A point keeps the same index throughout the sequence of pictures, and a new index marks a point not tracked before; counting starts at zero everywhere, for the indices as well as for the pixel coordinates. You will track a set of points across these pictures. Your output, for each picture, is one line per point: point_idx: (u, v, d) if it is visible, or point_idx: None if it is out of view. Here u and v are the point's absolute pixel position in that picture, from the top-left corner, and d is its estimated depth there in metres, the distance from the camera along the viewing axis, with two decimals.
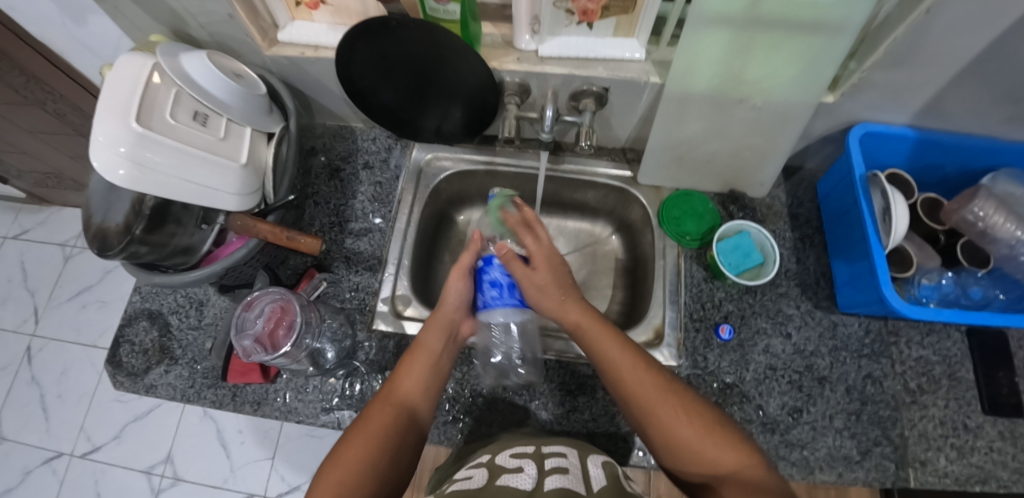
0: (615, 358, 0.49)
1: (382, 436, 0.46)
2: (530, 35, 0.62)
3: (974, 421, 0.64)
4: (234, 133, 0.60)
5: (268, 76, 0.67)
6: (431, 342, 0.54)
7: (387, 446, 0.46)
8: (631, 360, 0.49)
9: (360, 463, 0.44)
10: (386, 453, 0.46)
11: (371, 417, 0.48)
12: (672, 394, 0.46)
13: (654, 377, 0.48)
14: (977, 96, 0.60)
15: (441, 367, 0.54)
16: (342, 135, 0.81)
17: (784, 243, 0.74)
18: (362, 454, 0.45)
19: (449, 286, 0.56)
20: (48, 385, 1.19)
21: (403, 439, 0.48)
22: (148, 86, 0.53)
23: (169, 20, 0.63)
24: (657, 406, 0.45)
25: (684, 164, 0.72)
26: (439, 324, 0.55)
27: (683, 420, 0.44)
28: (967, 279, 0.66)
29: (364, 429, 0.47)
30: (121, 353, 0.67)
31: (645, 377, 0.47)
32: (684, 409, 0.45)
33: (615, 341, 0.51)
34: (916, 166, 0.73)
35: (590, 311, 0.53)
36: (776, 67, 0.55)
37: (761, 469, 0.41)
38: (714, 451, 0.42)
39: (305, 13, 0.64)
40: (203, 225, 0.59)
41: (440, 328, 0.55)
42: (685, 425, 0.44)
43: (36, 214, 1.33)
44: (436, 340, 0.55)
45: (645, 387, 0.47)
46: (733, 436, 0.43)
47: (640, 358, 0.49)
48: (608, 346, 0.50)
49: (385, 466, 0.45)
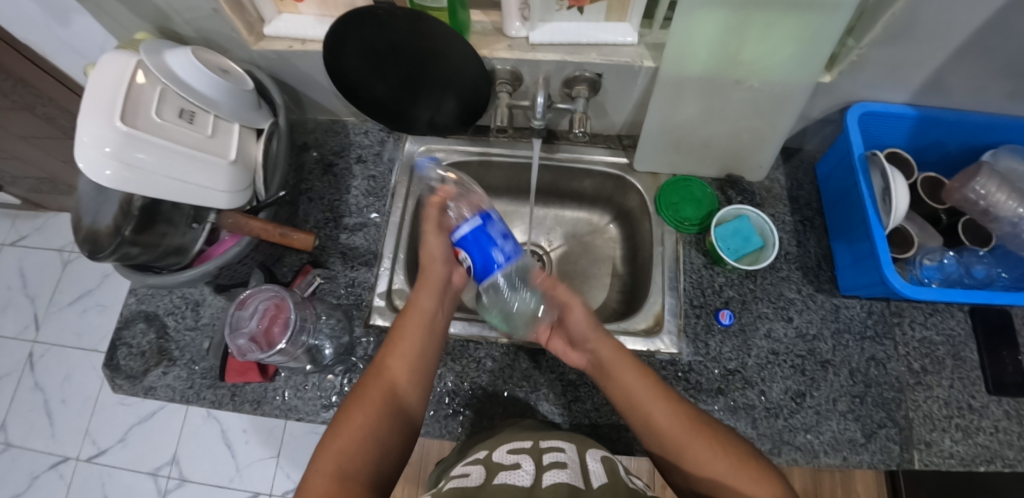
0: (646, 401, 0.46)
1: (382, 406, 0.46)
2: (520, 22, 0.61)
3: (979, 401, 0.63)
4: (222, 129, 0.60)
5: (256, 71, 0.66)
6: (424, 303, 0.53)
7: (387, 416, 0.46)
8: (665, 404, 0.46)
9: (362, 431, 0.44)
10: (385, 421, 0.46)
11: (369, 387, 0.48)
12: (705, 436, 0.43)
13: (683, 420, 0.45)
14: (978, 73, 0.58)
15: (437, 325, 0.54)
16: (335, 130, 0.80)
17: (784, 227, 0.73)
18: (364, 420, 0.45)
19: (429, 242, 0.55)
20: (51, 390, 1.19)
21: (401, 405, 0.47)
22: (133, 84, 0.52)
23: (153, 18, 0.62)
24: (689, 447, 0.43)
25: (682, 149, 0.71)
26: (431, 285, 0.54)
27: (717, 454, 0.42)
28: (970, 258, 0.65)
29: (365, 399, 0.46)
30: (119, 356, 0.67)
31: (671, 422, 0.45)
32: (716, 448, 0.42)
33: (648, 386, 0.47)
34: (916, 145, 0.71)
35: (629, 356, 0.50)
36: (772, 48, 0.54)
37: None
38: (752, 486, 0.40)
39: (292, 6, 0.63)
40: (194, 224, 0.59)
41: (433, 289, 0.54)
42: (721, 466, 0.41)
43: (33, 220, 1.32)
44: (429, 300, 0.53)
45: (679, 429, 0.44)
46: (760, 471, 0.41)
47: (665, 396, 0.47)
48: (642, 395, 0.47)
49: (385, 433, 0.45)
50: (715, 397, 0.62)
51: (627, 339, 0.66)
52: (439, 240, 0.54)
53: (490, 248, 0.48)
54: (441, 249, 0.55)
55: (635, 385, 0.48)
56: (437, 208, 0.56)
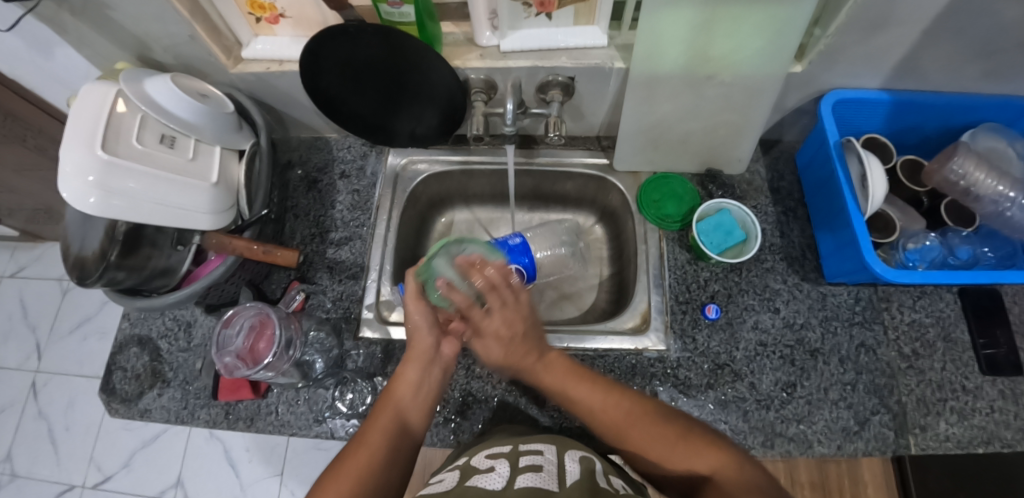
0: (581, 393, 0.50)
1: (385, 434, 0.47)
2: (491, 31, 0.62)
3: (973, 382, 0.63)
4: (203, 152, 0.61)
5: (236, 94, 0.68)
6: (409, 375, 0.52)
7: (393, 436, 0.47)
8: (602, 391, 0.50)
9: (364, 458, 0.44)
10: (389, 445, 0.46)
11: (376, 414, 0.49)
12: (642, 417, 0.47)
13: (621, 407, 0.48)
14: (946, 54, 0.59)
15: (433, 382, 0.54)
16: (318, 146, 0.81)
17: (766, 218, 0.73)
18: (366, 452, 0.45)
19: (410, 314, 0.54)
20: (55, 418, 1.20)
21: (406, 431, 0.49)
22: (113, 113, 0.54)
23: (133, 47, 0.64)
24: (628, 430, 0.46)
25: (659, 147, 0.72)
26: (418, 354, 0.53)
27: (654, 435, 0.45)
28: (953, 239, 0.64)
29: (370, 429, 0.48)
30: (114, 380, 0.67)
31: (611, 409, 0.48)
32: (657, 427, 0.45)
33: (582, 378, 0.51)
34: (894, 129, 0.72)
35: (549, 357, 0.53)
36: (737, 41, 0.55)
37: (737, 465, 0.41)
38: (687, 459, 0.43)
39: (267, 28, 0.65)
40: (179, 246, 0.60)
41: (421, 361, 0.53)
42: (659, 443, 0.45)
43: (31, 251, 1.34)
44: (414, 371, 0.52)
45: (614, 418, 0.48)
46: (702, 440, 0.43)
47: (603, 386, 0.50)
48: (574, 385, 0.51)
49: (388, 457, 0.46)
50: (705, 392, 0.62)
51: (615, 338, 0.67)
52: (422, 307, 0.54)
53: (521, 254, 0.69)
54: (425, 319, 0.54)
55: (565, 377, 0.51)
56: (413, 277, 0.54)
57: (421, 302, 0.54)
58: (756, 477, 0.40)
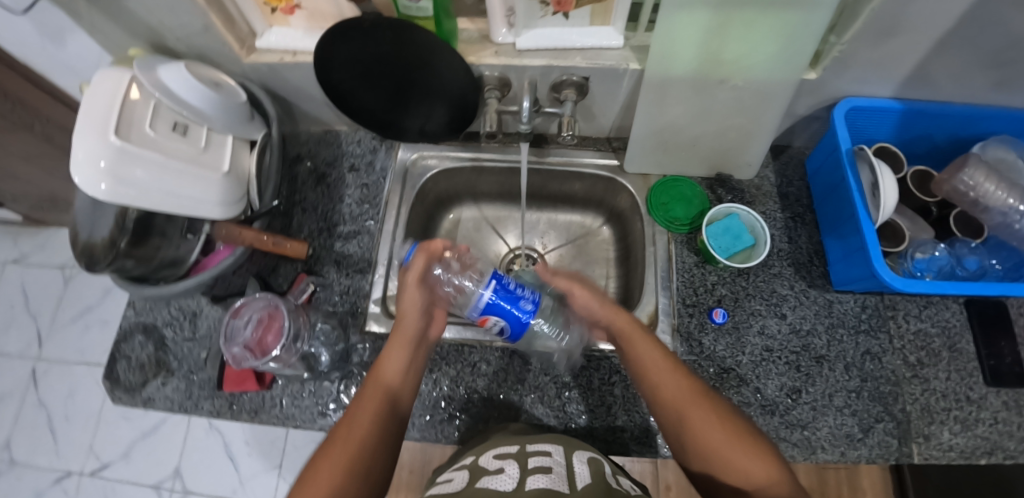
0: (659, 364, 0.50)
1: (372, 428, 0.46)
2: (506, 28, 0.62)
3: (977, 393, 0.63)
4: (215, 142, 0.61)
5: (248, 84, 0.67)
6: (392, 363, 0.52)
7: (380, 426, 0.46)
8: (674, 372, 0.49)
9: (353, 452, 0.43)
10: (376, 435, 0.46)
11: (366, 399, 0.48)
12: (707, 406, 0.46)
13: (690, 388, 0.48)
14: (960, 65, 0.59)
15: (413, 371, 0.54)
16: (327, 140, 0.81)
17: (775, 224, 0.73)
18: (353, 445, 0.44)
19: (404, 295, 0.54)
20: (54, 406, 1.19)
21: (392, 418, 0.48)
22: (126, 99, 0.53)
23: (146, 34, 0.64)
24: (693, 412, 0.46)
25: (669, 150, 0.72)
26: (401, 340, 0.53)
27: (717, 425, 0.44)
28: (961, 249, 0.65)
29: (356, 416, 0.47)
30: (118, 369, 0.67)
31: (680, 387, 0.48)
32: (719, 420, 0.45)
33: (665, 354, 0.51)
34: (904, 138, 0.72)
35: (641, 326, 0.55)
36: (754, 46, 0.55)
37: (792, 486, 0.40)
38: (744, 460, 0.42)
39: (281, 20, 0.65)
40: (189, 235, 0.60)
41: (404, 346, 0.53)
42: (719, 433, 0.44)
43: (34, 237, 1.33)
44: (399, 358, 0.52)
45: (681, 396, 0.47)
46: (764, 448, 0.43)
47: (678, 367, 0.50)
48: (653, 356, 0.51)
49: (376, 450, 0.45)
50: None
51: None
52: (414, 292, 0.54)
53: (518, 300, 0.51)
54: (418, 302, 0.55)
55: (650, 347, 0.52)
56: (423, 257, 0.55)
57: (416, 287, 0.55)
58: None
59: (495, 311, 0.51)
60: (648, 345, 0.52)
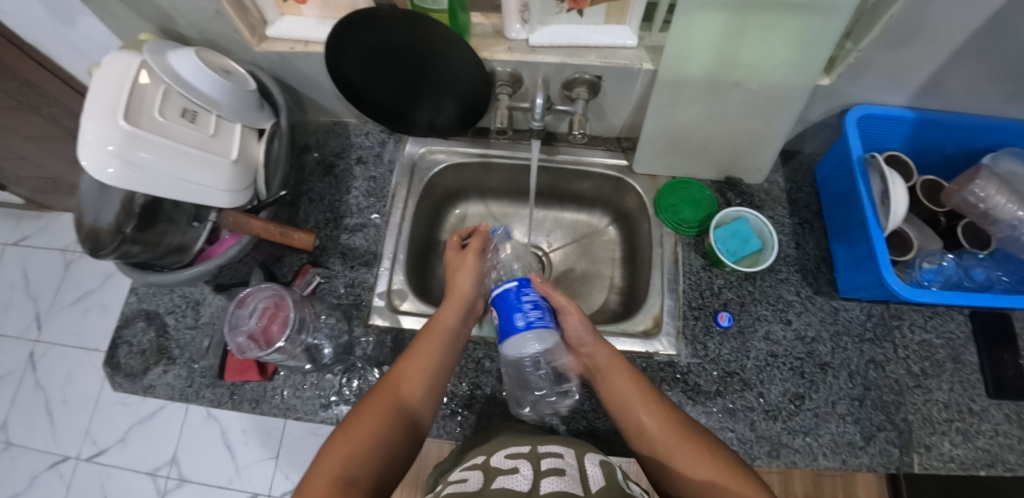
0: (641, 402, 0.49)
1: (378, 428, 0.46)
2: (520, 24, 0.62)
3: (979, 404, 0.63)
4: (223, 129, 0.60)
5: (258, 73, 0.67)
6: (447, 318, 0.56)
7: (388, 431, 0.46)
8: (655, 409, 0.49)
9: (354, 446, 0.43)
10: (385, 437, 0.45)
11: (369, 405, 0.48)
12: (691, 442, 0.46)
13: (672, 425, 0.47)
14: (975, 75, 0.59)
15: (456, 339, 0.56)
16: (336, 131, 0.81)
17: (783, 229, 0.73)
18: (355, 442, 0.44)
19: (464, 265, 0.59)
20: (52, 389, 1.19)
21: (402, 418, 0.48)
22: (136, 84, 0.53)
23: (158, 19, 0.63)
24: (677, 452, 0.45)
25: (680, 151, 0.72)
26: (457, 302, 0.57)
27: (704, 459, 0.44)
28: (969, 261, 0.64)
29: (359, 421, 0.46)
30: (119, 354, 0.67)
31: (663, 425, 0.47)
32: (706, 456, 0.44)
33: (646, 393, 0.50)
34: (915, 148, 0.72)
35: (619, 359, 0.53)
36: (771, 51, 0.54)
37: None
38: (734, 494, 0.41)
39: (293, 8, 0.64)
40: (195, 223, 0.59)
41: (457, 307, 0.57)
42: (707, 468, 0.43)
43: (36, 220, 1.33)
44: (452, 316, 0.56)
45: (664, 435, 0.47)
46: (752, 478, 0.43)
47: (660, 403, 0.50)
48: (632, 395, 0.50)
49: (380, 447, 0.45)
50: (713, 399, 0.62)
51: (625, 340, 0.66)
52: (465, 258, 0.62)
53: (515, 312, 0.49)
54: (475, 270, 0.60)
55: (628, 387, 0.51)
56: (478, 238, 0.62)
57: (470, 251, 0.61)
58: None
59: (496, 305, 0.51)
60: (627, 383, 0.51)
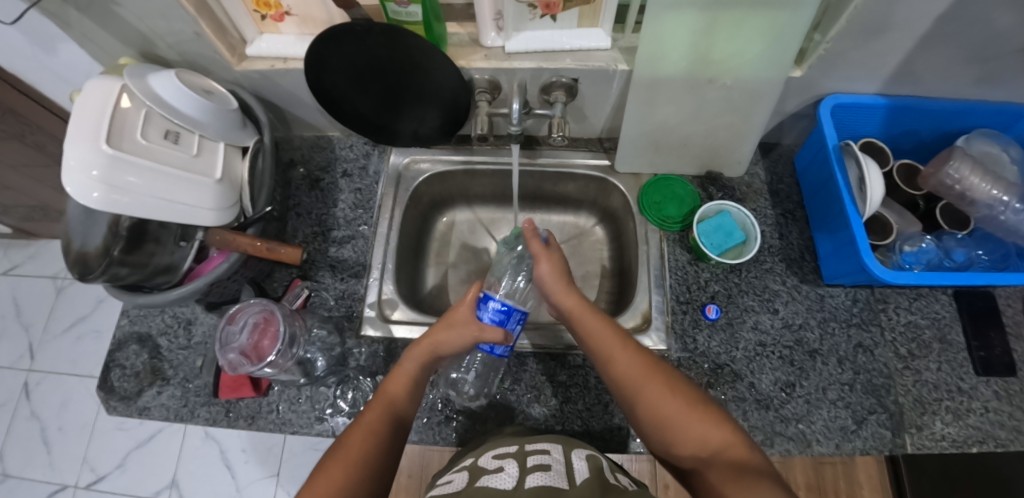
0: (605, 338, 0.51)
1: (368, 439, 0.46)
2: (495, 32, 0.63)
3: (968, 383, 0.64)
4: (207, 148, 0.61)
5: (240, 91, 0.68)
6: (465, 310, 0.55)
7: (375, 453, 0.46)
8: (619, 343, 0.51)
9: (348, 464, 0.44)
10: (366, 480, 0.44)
11: (354, 433, 0.47)
12: (657, 379, 0.47)
13: (643, 362, 0.49)
14: (942, 60, 0.60)
15: (420, 387, 0.54)
16: (320, 145, 0.81)
17: (766, 220, 0.74)
18: (345, 463, 0.44)
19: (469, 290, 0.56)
20: (48, 417, 1.18)
21: (393, 434, 0.48)
22: (117, 107, 0.53)
23: (138, 42, 0.64)
24: (645, 386, 0.46)
25: (661, 149, 0.73)
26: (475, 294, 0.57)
27: (669, 397, 0.45)
28: (948, 241, 0.65)
29: (327, 475, 0.43)
30: (112, 378, 0.67)
31: (634, 362, 0.48)
32: (671, 391, 0.45)
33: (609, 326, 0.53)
34: (890, 134, 0.73)
35: (588, 303, 0.56)
36: (742, 46, 0.55)
37: (748, 446, 0.40)
38: (701, 429, 0.42)
39: (272, 26, 0.65)
40: (183, 242, 0.60)
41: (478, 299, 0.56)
42: (675, 406, 0.44)
43: (24, 249, 1.33)
44: (469, 310, 0.55)
45: (634, 374, 0.48)
46: (717, 414, 0.43)
47: (624, 340, 0.51)
48: (590, 322, 0.53)
49: (374, 467, 0.45)
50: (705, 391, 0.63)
51: None
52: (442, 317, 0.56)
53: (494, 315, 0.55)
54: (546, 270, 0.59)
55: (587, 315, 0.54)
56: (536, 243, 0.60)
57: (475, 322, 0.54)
58: (764, 459, 0.39)
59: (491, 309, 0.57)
60: (596, 322, 0.53)
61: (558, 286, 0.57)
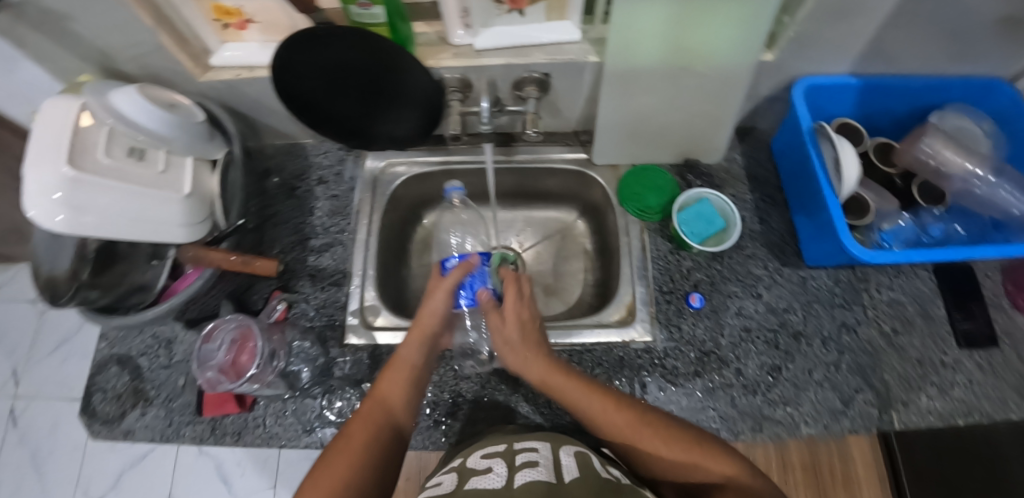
0: (582, 398, 0.49)
1: (370, 437, 0.46)
2: (463, 29, 0.62)
3: (951, 356, 0.64)
4: (174, 164, 0.59)
5: (206, 103, 0.66)
6: (407, 355, 0.54)
7: (376, 449, 0.45)
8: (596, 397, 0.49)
9: (352, 457, 0.44)
10: (367, 472, 0.43)
11: (356, 425, 0.47)
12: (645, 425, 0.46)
13: (628, 413, 0.47)
14: (911, 37, 0.60)
15: (420, 376, 0.54)
16: (295, 153, 0.80)
17: (746, 206, 0.74)
18: (350, 455, 0.44)
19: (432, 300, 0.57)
20: (38, 442, 1.16)
21: (393, 435, 0.48)
22: (77, 127, 0.52)
23: (97, 58, 0.62)
24: (637, 436, 0.45)
25: (638, 139, 0.72)
26: (419, 334, 0.55)
27: (662, 442, 0.44)
28: (925, 218, 0.66)
29: (330, 467, 0.43)
30: (94, 402, 0.66)
31: (619, 417, 0.47)
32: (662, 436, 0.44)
33: (581, 384, 0.50)
34: (866, 113, 0.73)
35: (555, 364, 0.53)
36: (710, 34, 0.55)
37: (749, 472, 0.41)
38: (699, 468, 0.42)
39: (235, 35, 0.64)
40: (154, 261, 0.60)
41: (421, 339, 0.55)
42: (673, 448, 0.43)
43: (2, 273, 1.30)
44: (412, 352, 0.54)
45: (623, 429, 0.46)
46: (712, 446, 0.43)
47: (600, 392, 0.49)
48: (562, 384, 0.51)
49: (373, 464, 0.44)
50: (692, 380, 0.63)
51: (600, 332, 0.67)
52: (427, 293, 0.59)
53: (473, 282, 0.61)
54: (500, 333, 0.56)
55: (556, 377, 0.51)
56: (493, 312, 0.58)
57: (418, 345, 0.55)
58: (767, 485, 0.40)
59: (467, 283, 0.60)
60: (565, 383, 0.50)
61: (522, 356, 0.54)
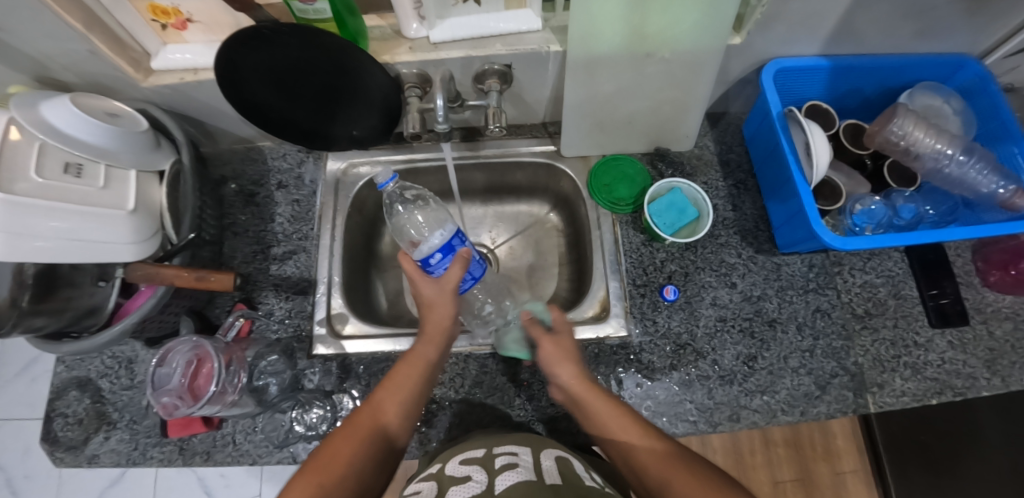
0: (622, 430, 0.45)
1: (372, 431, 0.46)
2: (418, 22, 0.59)
3: (924, 336, 0.64)
4: (115, 178, 0.56)
5: (150, 109, 0.63)
6: (426, 352, 0.52)
7: (373, 444, 0.45)
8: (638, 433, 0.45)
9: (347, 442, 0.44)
10: (358, 463, 0.43)
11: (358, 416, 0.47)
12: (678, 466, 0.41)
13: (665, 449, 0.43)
14: (878, 15, 0.58)
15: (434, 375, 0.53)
16: (252, 157, 0.77)
17: (718, 193, 0.72)
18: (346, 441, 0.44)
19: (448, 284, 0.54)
20: (12, 465, 1.13)
21: (389, 438, 0.47)
22: (5, 141, 0.48)
23: (27, 66, 0.58)
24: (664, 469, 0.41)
25: (605, 129, 0.70)
26: (435, 331, 0.53)
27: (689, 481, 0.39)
28: (896, 199, 0.65)
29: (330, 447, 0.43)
30: (55, 428, 0.63)
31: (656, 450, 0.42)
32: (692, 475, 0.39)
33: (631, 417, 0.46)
34: (835, 95, 0.72)
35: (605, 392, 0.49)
36: (674, 19, 0.53)
37: None
38: None
39: (175, 35, 0.60)
40: (101, 282, 0.56)
41: (437, 340, 0.53)
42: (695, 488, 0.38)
43: None
44: (432, 350, 0.52)
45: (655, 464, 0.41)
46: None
47: (642, 427, 0.45)
48: (606, 413, 0.47)
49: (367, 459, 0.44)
50: (669, 373, 0.62)
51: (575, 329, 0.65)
52: (427, 282, 0.54)
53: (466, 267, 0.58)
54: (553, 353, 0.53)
55: (604, 402, 0.48)
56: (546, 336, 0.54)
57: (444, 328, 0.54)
58: None
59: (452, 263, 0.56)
60: (606, 410, 0.47)
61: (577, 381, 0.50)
